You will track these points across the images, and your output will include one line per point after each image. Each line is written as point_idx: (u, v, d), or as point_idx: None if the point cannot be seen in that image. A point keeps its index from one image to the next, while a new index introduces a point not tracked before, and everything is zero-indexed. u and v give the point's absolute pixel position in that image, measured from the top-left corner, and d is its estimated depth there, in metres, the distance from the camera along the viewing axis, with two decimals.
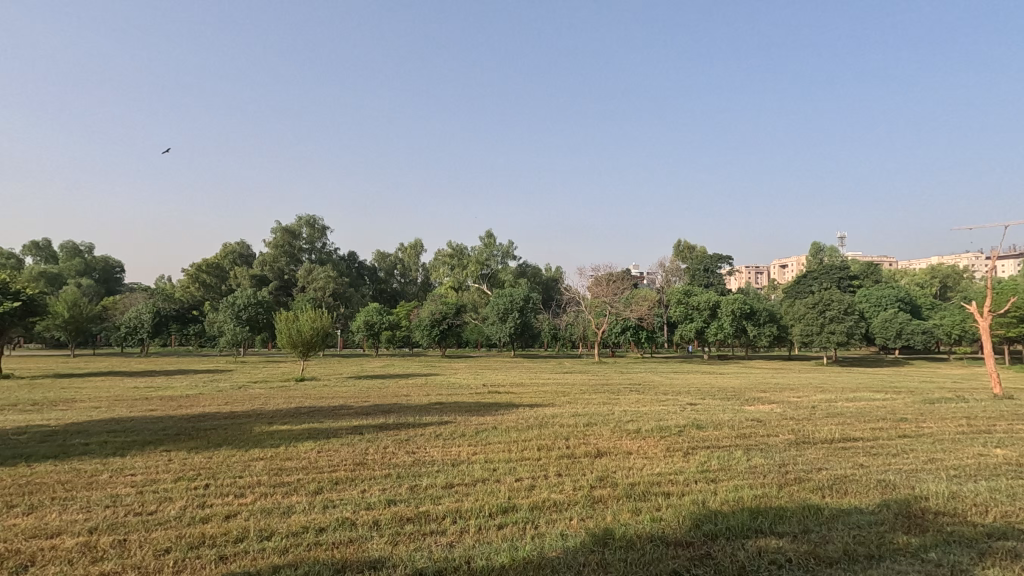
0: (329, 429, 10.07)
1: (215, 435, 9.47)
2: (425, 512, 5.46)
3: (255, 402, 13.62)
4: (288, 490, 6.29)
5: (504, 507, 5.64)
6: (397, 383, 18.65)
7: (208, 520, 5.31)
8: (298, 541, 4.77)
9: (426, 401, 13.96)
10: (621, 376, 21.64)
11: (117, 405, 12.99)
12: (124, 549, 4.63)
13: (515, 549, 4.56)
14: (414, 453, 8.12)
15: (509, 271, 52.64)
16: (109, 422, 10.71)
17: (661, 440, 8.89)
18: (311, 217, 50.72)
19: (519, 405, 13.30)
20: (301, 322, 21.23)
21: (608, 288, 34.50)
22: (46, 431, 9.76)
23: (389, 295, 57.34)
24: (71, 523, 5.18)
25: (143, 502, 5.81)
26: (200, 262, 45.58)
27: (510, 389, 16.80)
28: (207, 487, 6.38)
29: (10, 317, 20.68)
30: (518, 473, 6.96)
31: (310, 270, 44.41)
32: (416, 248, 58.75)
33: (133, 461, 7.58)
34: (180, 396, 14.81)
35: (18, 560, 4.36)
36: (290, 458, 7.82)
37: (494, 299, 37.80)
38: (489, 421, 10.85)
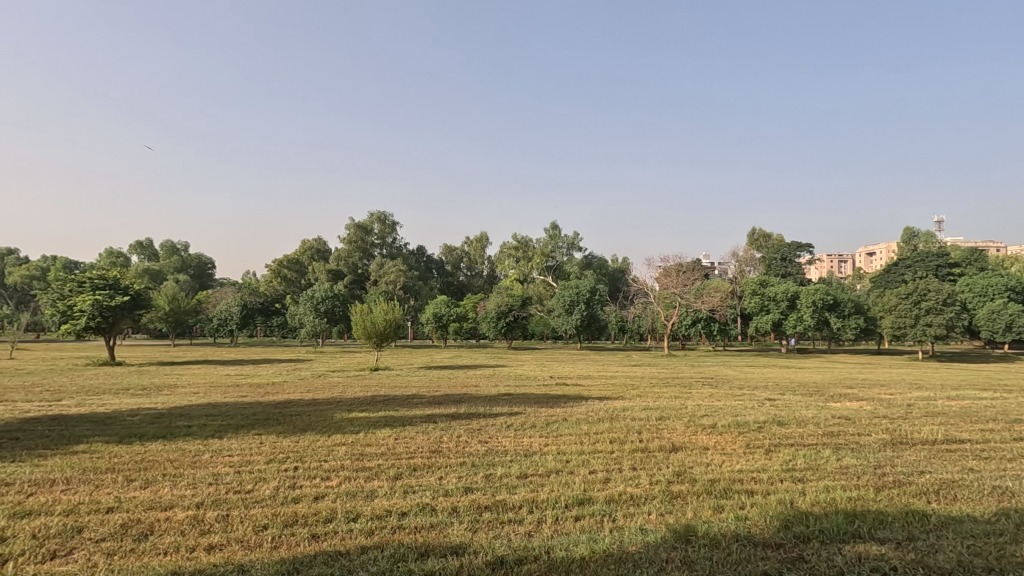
0: (405, 417, 10.44)
1: (300, 420, 10.06)
2: (503, 501, 5.53)
3: (334, 390, 14.36)
4: (370, 474, 6.58)
5: (580, 499, 5.61)
6: (467, 374, 19.00)
7: (299, 500, 5.64)
8: (382, 524, 4.97)
9: (496, 392, 14.13)
10: (692, 370, 21.02)
11: (213, 391, 14.09)
12: (227, 524, 5.00)
13: (594, 541, 4.52)
14: (486, 442, 8.25)
15: (575, 263, 52.20)
16: (207, 406, 11.65)
17: (740, 436, 8.53)
18: (381, 213, 52.20)
19: (589, 397, 13.20)
20: (375, 314, 22.06)
21: (678, 278, 33.18)
22: (155, 413, 10.76)
23: (456, 288, 58.59)
24: (180, 498, 5.66)
25: (241, 481, 6.27)
26: (282, 258, 48.17)
27: (578, 381, 16.68)
28: (296, 469, 6.80)
29: (121, 309, 22.88)
30: (591, 466, 6.90)
31: (382, 264, 45.98)
32: (482, 241, 59.49)
33: (229, 443, 8.20)
34: (267, 383, 15.86)
35: (139, 529, 4.82)
36: (369, 444, 8.17)
37: (560, 291, 37.74)
38: (559, 413, 10.83)
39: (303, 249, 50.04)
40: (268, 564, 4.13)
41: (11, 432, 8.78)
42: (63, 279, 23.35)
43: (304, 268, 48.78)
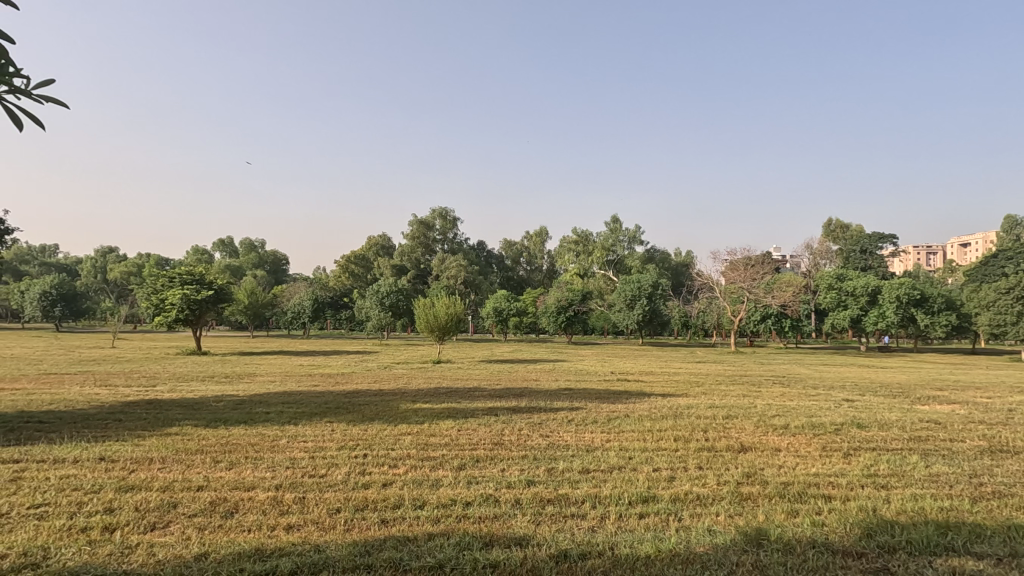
0: (467, 409, 10.64)
1: (368, 410, 10.49)
2: (565, 496, 5.52)
3: (399, 382, 14.85)
4: (435, 464, 6.76)
5: (644, 496, 5.52)
6: (527, 368, 19.08)
7: (369, 486, 5.88)
8: (448, 512, 5.09)
9: (557, 386, 14.10)
10: (762, 368, 20.09)
11: (288, 380, 14.94)
12: (304, 505, 5.29)
13: (660, 540, 4.43)
14: (548, 436, 8.26)
15: (636, 256, 51.05)
16: (283, 394, 12.38)
17: (814, 439, 8.09)
18: (443, 208, 53.29)
19: (651, 394, 12.95)
20: (437, 308, 22.58)
21: (746, 272, 31.26)
22: (237, 400, 11.54)
23: (516, 283, 58.84)
24: (260, 480, 6.04)
25: (316, 466, 6.61)
26: (349, 254, 50.12)
27: (640, 377, 16.39)
28: (365, 456, 7.09)
29: (206, 303, 24.60)
30: (655, 463, 6.77)
31: (443, 259, 46.92)
32: (542, 235, 59.28)
33: (304, 429, 8.67)
34: (337, 374, 16.61)
35: (226, 506, 5.20)
36: (433, 434, 8.39)
37: (621, 286, 37.19)
38: (621, 409, 10.70)
39: (370, 245, 51.85)
40: (342, 546, 4.33)
41: (115, 414, 9.68)
42: (157, 275, 25.35)
43: (370, 263, 50.48)
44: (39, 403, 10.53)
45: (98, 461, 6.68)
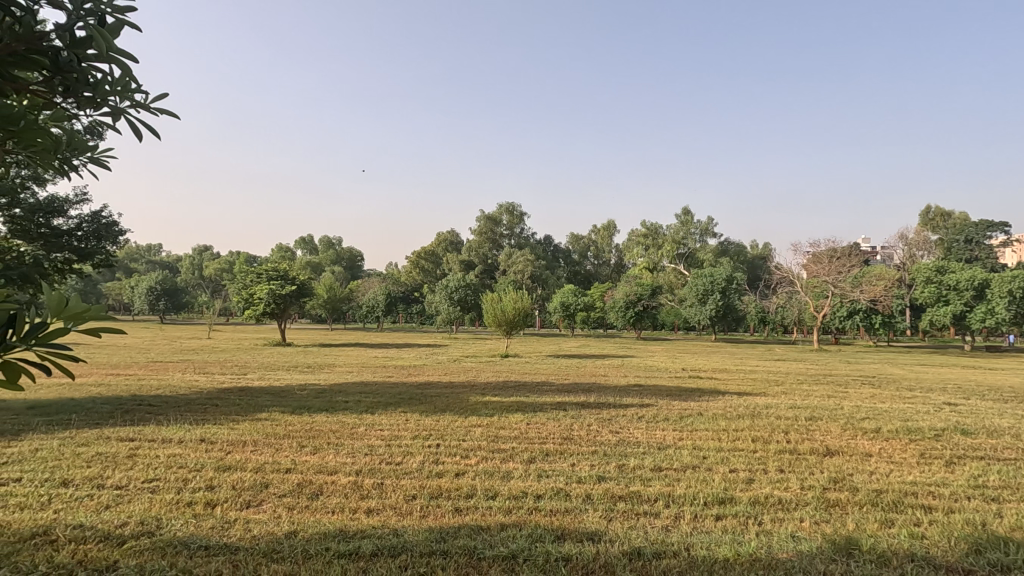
0: (536, 403, 10.69)
1: (439, 401, 10.79)
2: (637, 493, 5.44)
3: (468, 375, 15.16)
4: (506, 456, 6.85)
5: (721, 498, 5.33)
6: (595, 363, 18.91)
7: (442, 475, 6.06)
8: (519, 504, 5.15)
9: (626, 383, 13.86)
10: (850, 367, 18.77)
11: (365, 371, 15.62)
12: (382, 491, 5.53)
13: (739, 543, 4.27)
14: (618, 433, 8.14)
15: (709, 250, 49.17)
16: (360, 384, 12.99)
17: (910, 444, 7.49)
18: (510, 203, 53.80)
19: (725, 392, 12.48)
20: (505, 303, 22.80)
21: (831, 265, 29.10)
22: (319, 389, 12.23)
23: (583, 277, 58.34)
24: (342, 465, 6.37)
25: (392, 454, 6.89)
26: (420, 250, 51.61)
27: (714, 374, 15.82)
28: (438, 446, 7.30)
29: (290, 297, 26.19)
30: (732, 464, 6.53)
31: (511, 254, 47.38)
32: (609, 229, 58.58)
33: (380, 418, 9.05)
34: (410, 366, 17.22)
35: (312, 488, 5.53)
36: (503, 427, 8.50)
37: (693, 279, 36.04)
38: (694, 407, 10.38)
39: (439, 241, 53.23)
40: (419, 531, 4.49)
41: (213, 399, 10.54)
42: (246, 272, 27.20)
43: (439, 259, 51.81)
44: (149, 388, 11.65)
45: (200, 442, 7.31)
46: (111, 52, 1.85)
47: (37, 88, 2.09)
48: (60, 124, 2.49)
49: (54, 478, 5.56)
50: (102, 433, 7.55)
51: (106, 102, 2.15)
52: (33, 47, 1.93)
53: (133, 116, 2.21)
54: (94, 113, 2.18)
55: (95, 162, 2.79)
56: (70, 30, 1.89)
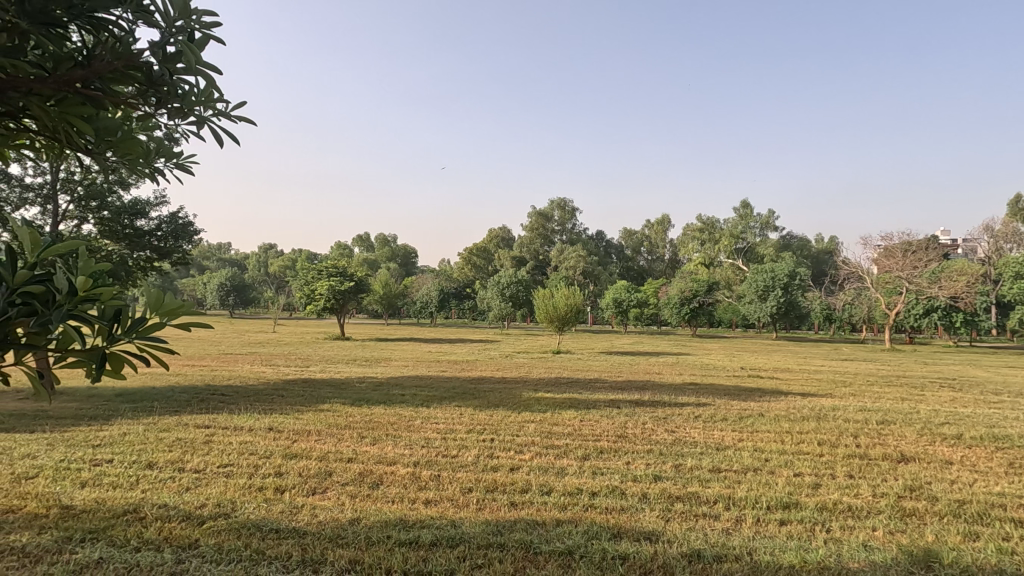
0: (589, 400, 10.62)
1: (492, 396, 10.92)
2: (695, 494, 5.32)
3: (521, 370, 15.27)
4: (560, 452, 6.85)
5: (785, 502, 5.13)
6: (649, 361, 18.61)
7: (497, 469, 6.14)
8: (574, 500, 5.16)
9: (681, 381, 13.53)
10: (926, 368, 17.59)
11: (419, 366, 15.99)
12: (439, 482, 5.66)
13: (805, 550, 4.10)
14: (674, 432, 7.97)
15: (770, 244, 47.19)
16: (415, 378, 13.32)
17: (997, 453, 6.95)
18: (561, 199, 53.70)
19: (787, 392, 12.00)
20: (557, 299, 22.73)
21: (906, 260, 27.05)
22: (376, 382, 12.63)
23: (636, 273, 57.36)
24: (401, 456, 6.57)
25: (448, 447, 7.03)
26: (472, 247, 52.29)
27: (775, 374, 15.22)
28: (493, 441, 7.40)
29: (349, 293, 27.08)
30: (796, 467, 6.27)
31: (562, 250, 47.29)
32: (664, 224, 57.36)
33: (436, 412, 9.26)
34: (463, 361, 17.50)
35: (373, 478, 5.73)
36: (556, 423, 8.50)
37: (752, 275, 34.73)
38: (754, 407, 10.04)
39: (491, 238, 53.87)
40: (476, 523, 4.57)
41: (279, 390, 11.08)
42: (307, 269, 28.37)
43: (491, 256, 52.32)
44: (222, 379, 12.39)
45: (268, 430, 7.71)
46: (198, 65, 1.98)
47: (135, 102, 2.27)
48: (152, 135, 2.69)
49: (141, 461, 6.01)
50: (180, 420, 8.09)
51: (193, 113, 2.31)
52: (132, 65, 2.10)
53: (216, 124, 2.36)
54: (182, 123, 2.34)
55: (180, 168, 3.00)
56: (165, 47, 2.04)
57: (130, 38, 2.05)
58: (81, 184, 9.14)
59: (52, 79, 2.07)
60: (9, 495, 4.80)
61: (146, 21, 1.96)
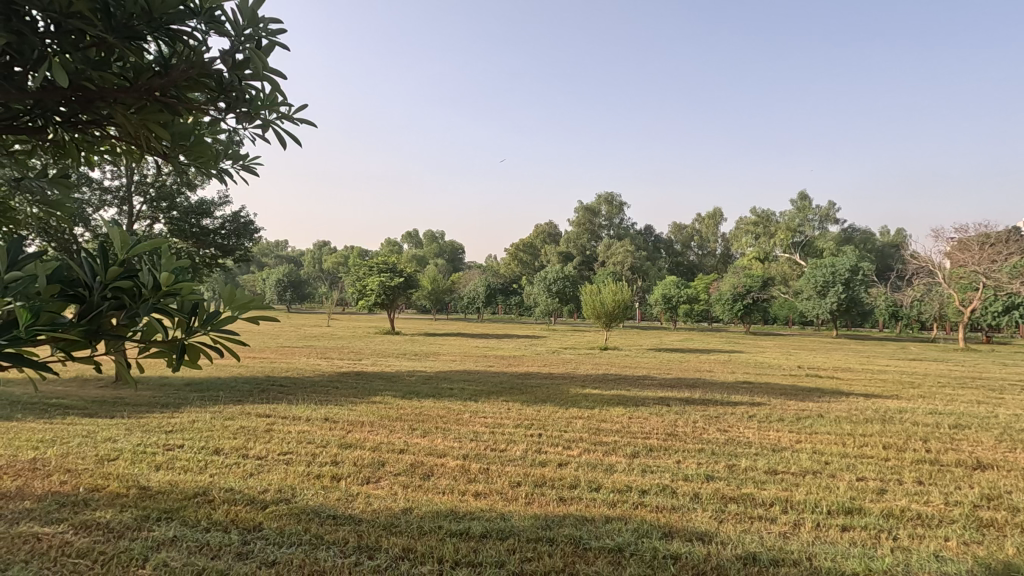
0: (638, 397, 10.48)
1: (540, 392, 10.94)
2: (750, 496, 5.16)
3: (568, 366, 15.22)
4: (609, 449, 6.79)
5: (848, 507, 4.91)
6: (700, 358, 18.16)
7: (545, 464, 6.15)
8: (624, 498, 5.11)
9: (734, 379, 13.14)
10: (1007, 369, 16.33)
11: (468, 360, 16.20)
12: (488, 475, 5.73)
13: (870, 558, 3.91)
14: (727, 432, 7.76)
15: (830, 237, 45.01)
16: (463, 373, 13.51)
17: None
18: (609, 194, 53.08)
19: (849, 392, 11.45)
20: (604, 295, 22.49)
21: (983, 253, 25.14)
22: (426, 375, 12.88)
23: (686, 268, 56.01)
24: (450, 449, 6.69)
25: (496, 441, 7.10)
26: (519, 242, 52.41)
27: (836, 373, 14.54)
28: (541, 436, 7.41)
29: (399, 288, 27.74)
30: (859, 472, 5.97)
31: (609, 245, 46.74)
32: (715, 217, 55.71)
33: (484, 406, 9.36)
34: (510, 356, 17.61)
35: (425, 469, 5.86)
36: (605, 420, 8.43)
37: (811, 270, 33.24)
38: (812, 407, 9.65)
39: (538, 233, 53.86)
40: (525, 517, 4.61)
41: (334, 382, 11.49)
42: (359, 265, 29.21)
43: (537, 251, 52.34)
44: (280, 370, 12.96)
45: (325, 420, 8.01)
46: (265, 71, 2.07)
47: (208, 108, 2.40)
48: (222, 139, 2.84)
49: (209, 446, 6.38)
50: (244, 409, 8.52)
51: (259, 117, 2.42)
52: (205, 74, 2.22)
53: (280, 127, 2.47)
54: (249, 126, 2.46)
55: (246, 169, 3.15)
56: (233, 54, 2.14)
57: (203, 47, 2.16)
58: (153, 185, 9.75)
59: (133, 89, 2.22)
60: (94, 475, 5.20)
61: (217, 31, 2.07)
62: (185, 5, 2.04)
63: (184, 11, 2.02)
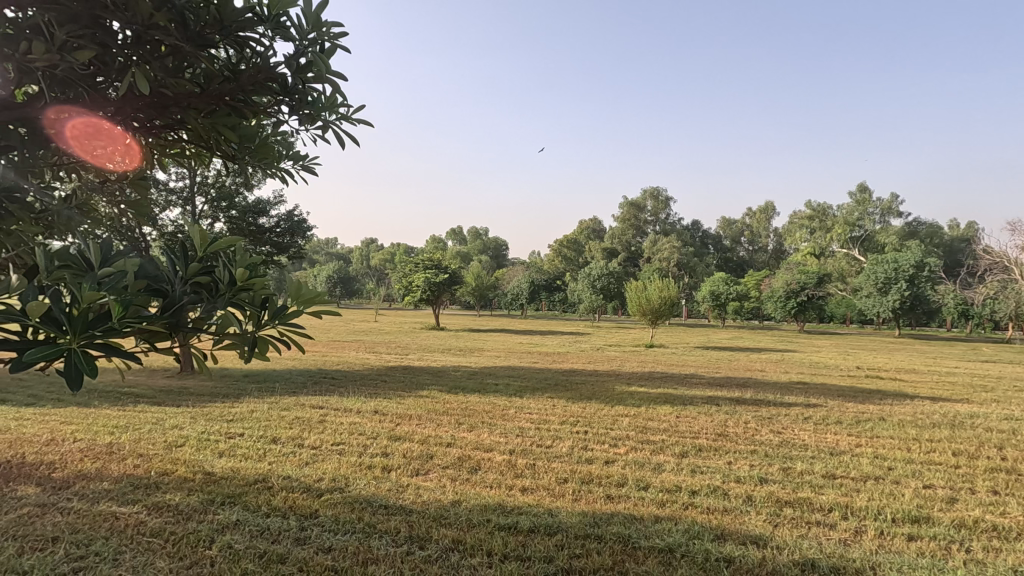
0: (686, 396, 10.26)
1: (585, 389, 10.88)
2: (807, 500, 4.97)
3: (613, 364, 15.05)
4: (656, 448, 6.69)
5: (915, 516, 4.66)
6: (751, 357, 17.59)
7: (592, 461, 6.12)
8: (673, 498, 5.02)
9: (787, 379, 12.68)
10: None
11: (512, 356, 16.27)
12: (534, 471, 5.75)
13: (938, 570, 3.71)
14: (781, 433, 7.51)
15: (891, 232, 42.63)
16: (507, 368, 13.58)
17: None
18: (654, 188, 52.16)
19: (913, 395, 10.84)
20: (650, 292, 22.08)
21: None
22: (471, 371, 13.03)
23: (736, 264, 54.35)
24: (496, 444, 6.75)
25: (542, 437, 7.10)
26: (562, 239, 52.10)
27: (898, 375, 13.79)
28: (586, 433, 7.37)
29: (444, 284, 28.11)
30: (927, 479, 5.65)
31: (655, 241, 45.88)
32: (767, 212, 53.83)
33: (529, 402, 9.39)
34: (554, 353, 17.56)
35: (472, 463, 5.94)
36: (651, 419, 8.31)
37: (871, 267, 31.62)
38: (873, 410, 9.20)
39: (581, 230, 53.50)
40: (573, 513, 4.60)
41: (382, 376, 11.78)
42: (405, 262, 29.77)
43: (581, 247, 51.99)
44: (332, 364, 13.40)
45: (374, 413, 8.23)
46: (326, 73, 2.14)
47: (272, 110, 2.50)
48: (283, 141, 2.95)
49: (267, 435, 6.67)
50: (298, 400, 8.85)
51: (319, 118, 2.50)
52: (271, 78, 2.31)
53: (339, 128, 2.54)
54: (311, 127, 2.54)
55: (305, 169, 3.26)
56: (298, 58, 2.22)
57: (269, 51, 2.25)
58: (214, 186, 10.23)
59: (205, 94, 2.33)
60: (164, 459, 5.53)
61: (283, 37, 2.14)
62: (253, 13, 2.12)
63: (251, 18, 2.12)
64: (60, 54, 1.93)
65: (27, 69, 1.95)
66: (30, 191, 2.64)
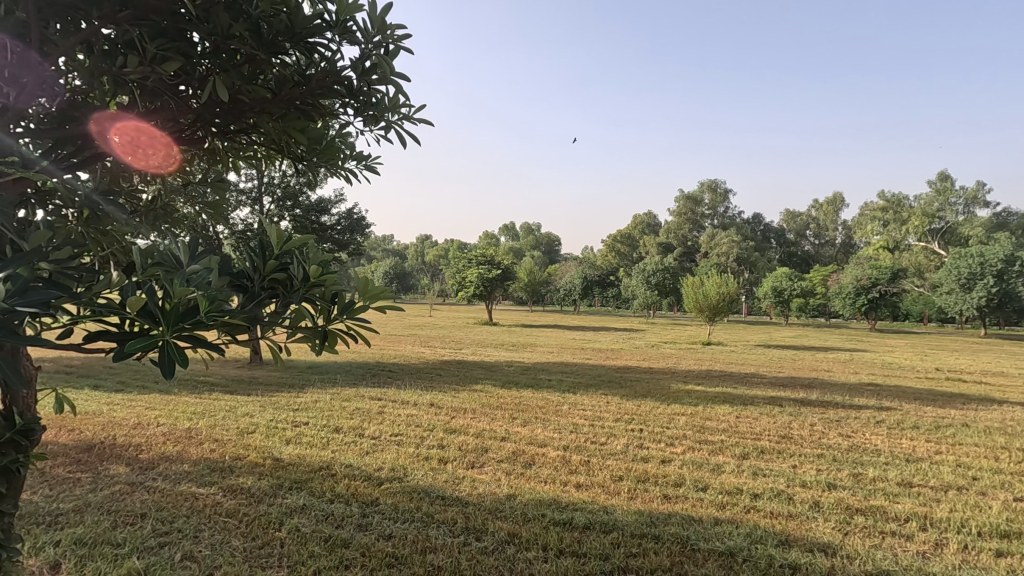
0: (746, 396, 9.90)
1: (639, 386, 10.71)
2: (880, 508, 4.70)
3: (669, 361, 14.71)
4: (715, 449, 6.50)
5: (1005, 531, 4.31)
6: (817, 356, 16.73)
7: (648, 460, 6.03)
8: (734, 501, 4.87)
9: (857, 380, 11.99)
10: None
11: (565, 352, 16.20)
12: (589, 468, 5.72)
13: None
14: (851, 437, 7.12)
15: (977, 223, 39.35)
16: (560, 364, 13.54)
17: None
18: (712, 181, 50.54)
19: (1001, 400, 10.01)
20: (707, 288, 21.40)
21: None
22: (524, 366, 13.08)
23: (801, 259, 51.82)
24: (550, 439, 6.75)
25: (596, 434, 7.05)
26: (616, 234, 51.31)
27: (984, 378, 12.74)
28: (642, 431, 7.25)
29: (497, 280, 28.30)
30: (1018, 491, 5.22)
31: (713, 235, 44.41)
32: (835, 203, 51.02)
33: (582, 398, 9.33)
34: (608, 349, 17.35)
35: (526, 458, 5.96)
36: (709, 418, 8.07)
37: (953, 261, 29.35)
38: (954, 416, 8.56)
39: (636, 224, 52.51)
40: (629, 512, 4.54)
41: (437, 370, 12.00)
42: (459, 258, 30.17)
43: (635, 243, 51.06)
44: (389, 357, 13.79)
45: (430, 406, 8.42)
46: (390, 75, 2.20)
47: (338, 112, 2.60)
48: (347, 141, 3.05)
49: (330, 425, 6.95)
50: (358, 392, 9.17)
51: (381, 118, 2.57)
52: (337, 81, 2.39)
53: (400, 127, 2.60)
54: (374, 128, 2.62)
55: (367, 168, 3.37)
56: (363, 61, 2.29)
57: (336, 57, 2.33)
58: (280, 186, 10.70)
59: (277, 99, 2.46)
60: (236, 445, 5.87)
61: (350, 41, 2.22)
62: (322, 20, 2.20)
63: (320, 25, 2.20)
64: (150, 66, 2.09)
65: (122, 80, 2.13)
66: (123, 192, 2.91)
